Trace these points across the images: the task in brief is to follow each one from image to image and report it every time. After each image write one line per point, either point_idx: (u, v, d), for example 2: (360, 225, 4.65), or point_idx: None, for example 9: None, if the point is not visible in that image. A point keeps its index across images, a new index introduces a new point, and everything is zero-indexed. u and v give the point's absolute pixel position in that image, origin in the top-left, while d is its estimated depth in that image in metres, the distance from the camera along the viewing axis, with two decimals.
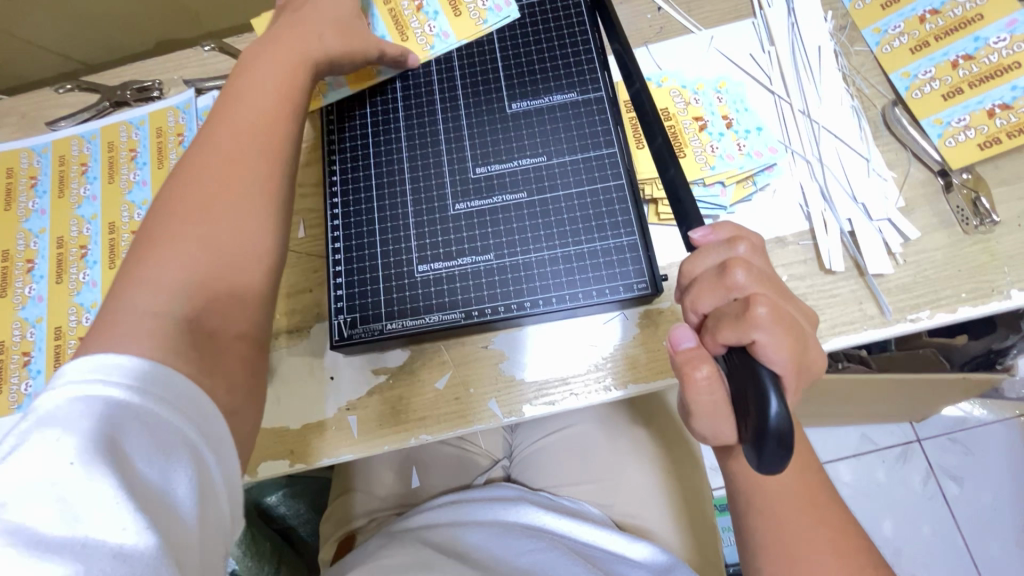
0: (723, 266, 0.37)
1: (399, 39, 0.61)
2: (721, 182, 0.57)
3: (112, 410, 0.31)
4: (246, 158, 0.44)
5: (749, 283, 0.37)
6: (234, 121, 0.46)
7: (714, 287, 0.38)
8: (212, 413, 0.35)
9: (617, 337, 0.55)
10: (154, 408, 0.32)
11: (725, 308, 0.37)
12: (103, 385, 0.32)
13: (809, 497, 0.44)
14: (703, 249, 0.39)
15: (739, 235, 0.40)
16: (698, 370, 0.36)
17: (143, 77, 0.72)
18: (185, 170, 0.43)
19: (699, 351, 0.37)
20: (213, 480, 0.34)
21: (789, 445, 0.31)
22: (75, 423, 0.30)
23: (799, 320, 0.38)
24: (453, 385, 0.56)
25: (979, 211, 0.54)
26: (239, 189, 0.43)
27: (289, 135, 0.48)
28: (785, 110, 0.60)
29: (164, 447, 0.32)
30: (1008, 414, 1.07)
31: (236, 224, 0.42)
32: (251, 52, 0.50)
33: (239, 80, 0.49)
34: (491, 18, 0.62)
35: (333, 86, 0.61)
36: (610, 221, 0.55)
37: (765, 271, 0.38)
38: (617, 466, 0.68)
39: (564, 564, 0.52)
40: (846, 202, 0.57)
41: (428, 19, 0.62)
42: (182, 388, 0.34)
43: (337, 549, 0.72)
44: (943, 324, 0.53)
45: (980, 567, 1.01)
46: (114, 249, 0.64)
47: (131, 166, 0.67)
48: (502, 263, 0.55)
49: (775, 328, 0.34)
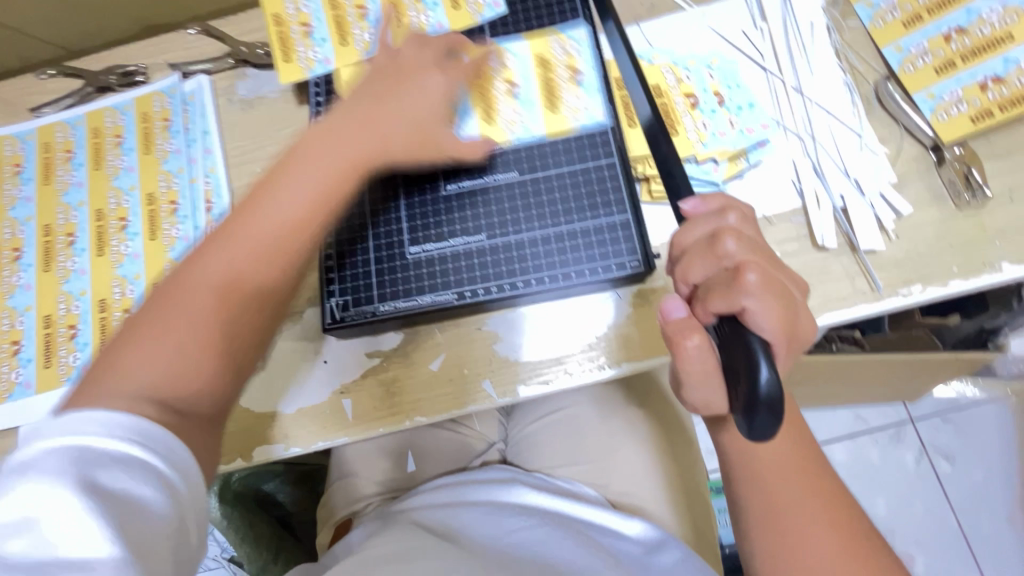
0: (714, 236, 0.37)
1: (480, 117, 0.58)
2: (714, 159, 0.57)
3: (77, 450, 0.33)
4: (270, 263, 0.44)
5: (741, 251, 0.36)
6: (275, 197, 0.45)
7: (704, 257, 0.38)
8: (174, 443, 0.37)
9: (610, 316, 0.55)
10: (129, 449, 0.34)
11: (715, 277, 0.37)
12: (70, 430, 0.34)
13: (802, 471, 0.45)
14: (691, 223, 0.39)
15: (730, 205, 0.39)
16: (687, 340, 0.36)
17: (127, 62, 0.71)
18: (213, 244, 0.44)
19: (689, 322, 0.37)
20: (185, 503, 0.36)
21: (778, 411, 0.31)
22: (45, 464, 0.33)
23: (789, 288, 0.38)
24: (448, 366, 0.56)
25: (971, 184, 0.54)
26: (250, 289, 0.43)
27: (316, 234, 0.46)
28: (777, 87, 0.60)
29: (128, 468, 0.34)
30: (999, 393, 1.08)
31: (239, 337, 0.43)
32: (316, 131, 0.49)
33: (289, 160, 0.47)
34: (583, 119, 0.57)
35: (322, 63, 0.64)
36: (602, 200, 0.55)
37: (756, 241, 0.38)
38: (613, 447, 0.68)
39: (557, 539, 0.53)
40: (838, 178, 0.57)
41: (516, 102, 0.59)
42: (155, 434, 0.36)
43: (333, 533, 0.72)
44: (935, 299, 0.53)
45: (971, 543, 1.02)
46: (102, 237, 0.63)
47: (117, 152, 0.66)
48: (494, 243, 0.55)
49: (764, 295, 0.34)
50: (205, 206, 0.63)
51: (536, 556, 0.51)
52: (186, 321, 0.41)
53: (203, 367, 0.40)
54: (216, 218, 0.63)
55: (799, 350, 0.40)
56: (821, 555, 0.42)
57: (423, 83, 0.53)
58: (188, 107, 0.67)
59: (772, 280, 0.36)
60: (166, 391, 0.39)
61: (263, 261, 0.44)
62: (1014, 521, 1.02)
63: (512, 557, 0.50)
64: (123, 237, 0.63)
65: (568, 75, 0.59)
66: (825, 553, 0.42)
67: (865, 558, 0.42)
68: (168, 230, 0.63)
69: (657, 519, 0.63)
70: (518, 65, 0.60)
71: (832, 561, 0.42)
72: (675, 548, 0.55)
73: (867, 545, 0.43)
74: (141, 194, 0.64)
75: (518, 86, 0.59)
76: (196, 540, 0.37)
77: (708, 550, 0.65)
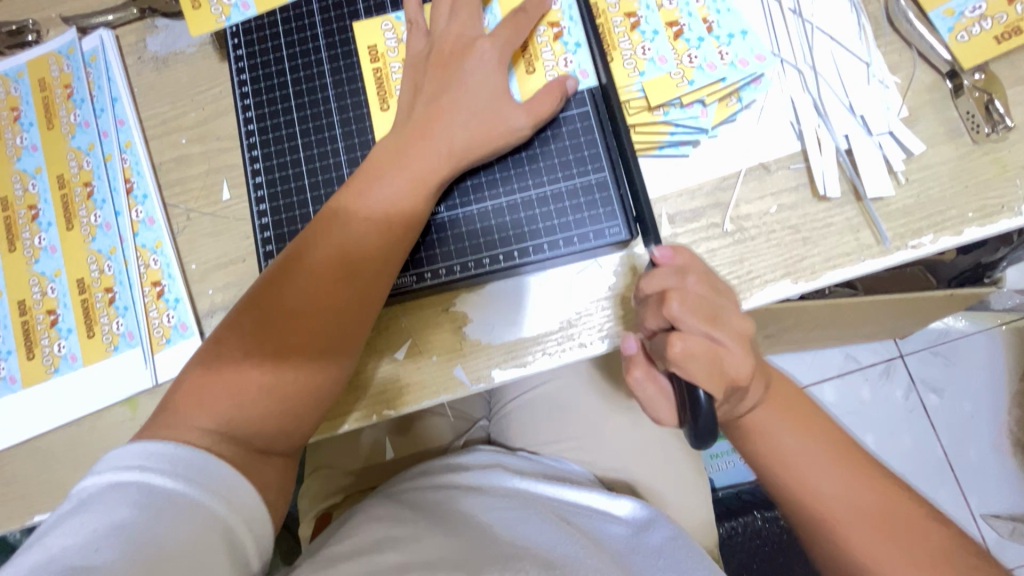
0: (661, 296, 0.40)
1: (525, 73, 0.50)
2: (701, 101, 0.49)
3: (140, 495, 0.35)
4: (341, 314, 0.44)
5: (682, 315, 0.38)
6: (340, 238, 0.45)
7: (652, 313, 0.40)
8: (235, 481, 0.39)
9: (591, 289, 0.50)
10: (183, 489, 0.36)
11: (660, 336, 0.40)
12: (140, 472, 0.36)
13: (805, 445, 0.42)
14: (652, 274, 0.41)
15: (692, 265, 0.41)
16: (634, 378, 0.43)
17: (13, 18, 0.60)
18: (281, 285, 0.44)
19: (638, 367, 0.42)
20: (243, 533, 0.38)
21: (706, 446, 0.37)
22: (111, 508, 0.35)
23: (736, 347, 0.38)
24: (414, 354, 0.51)
25: (992, 115, 0.47)
26: (317, 342, 0.43)
27: (389, 279, 0.46)
28: (772, 10, 0.52)
29: (182, 517, 0.35)
30: (991, 324, 1.05)
31: (301, 388, 0.43)
32: (384, 153, 0.47)
33: (355, 193, 0.46)
34: (650, 71, 0.50)
35: (239, 8, 0.55)
36: (575, 157, 0.49)
37: (707, 302, 0.39)
38: (601, 421, 0.64)
39: (537, 523, 0.48)
40: (842, 115, 0.50)
41: (565, 51, 0.50)
42: (216, 470, 0.38)
43: (314, 525, 0.69)
44: (946, 249, 0.48)
45: (957, 471, 1.02)
46: (11, 229, 0.56)
47: (15, 129, 0.57)
48: (453, 216, 0.50)
49: (687, 367, 0.37)
50: (124, 187, 0.55)
51: (517, 538, 0.46)
52: (254, 365, 0.42)
53: (276, 412, 0.42)
54: (138, 200, 0.55)
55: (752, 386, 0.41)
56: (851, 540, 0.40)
57: (481, 55, 0.48)
58: (91, 69, 0.58)
59: (706, 350, 0.37)
60: (245, 431, 0.42)
61: (331, 305, 0.44)
62: (1000, 448, 1.02)
63: (489, 537, 0.46)
64: (35, 228, 0.56)
65: (624, 23, 0.51)
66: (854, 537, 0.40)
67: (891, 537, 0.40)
68: (85, 217, 0.55)
69: (649, 491, 0.61)
70: (558, 3, 0.51)
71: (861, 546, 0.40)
72: (664, 529, 0.51)
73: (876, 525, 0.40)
74: (50, 176, 0.56)
75: (566, 31, 0.50)
76: (253, 567, 0.38)
77: (706, 514, 0.63)
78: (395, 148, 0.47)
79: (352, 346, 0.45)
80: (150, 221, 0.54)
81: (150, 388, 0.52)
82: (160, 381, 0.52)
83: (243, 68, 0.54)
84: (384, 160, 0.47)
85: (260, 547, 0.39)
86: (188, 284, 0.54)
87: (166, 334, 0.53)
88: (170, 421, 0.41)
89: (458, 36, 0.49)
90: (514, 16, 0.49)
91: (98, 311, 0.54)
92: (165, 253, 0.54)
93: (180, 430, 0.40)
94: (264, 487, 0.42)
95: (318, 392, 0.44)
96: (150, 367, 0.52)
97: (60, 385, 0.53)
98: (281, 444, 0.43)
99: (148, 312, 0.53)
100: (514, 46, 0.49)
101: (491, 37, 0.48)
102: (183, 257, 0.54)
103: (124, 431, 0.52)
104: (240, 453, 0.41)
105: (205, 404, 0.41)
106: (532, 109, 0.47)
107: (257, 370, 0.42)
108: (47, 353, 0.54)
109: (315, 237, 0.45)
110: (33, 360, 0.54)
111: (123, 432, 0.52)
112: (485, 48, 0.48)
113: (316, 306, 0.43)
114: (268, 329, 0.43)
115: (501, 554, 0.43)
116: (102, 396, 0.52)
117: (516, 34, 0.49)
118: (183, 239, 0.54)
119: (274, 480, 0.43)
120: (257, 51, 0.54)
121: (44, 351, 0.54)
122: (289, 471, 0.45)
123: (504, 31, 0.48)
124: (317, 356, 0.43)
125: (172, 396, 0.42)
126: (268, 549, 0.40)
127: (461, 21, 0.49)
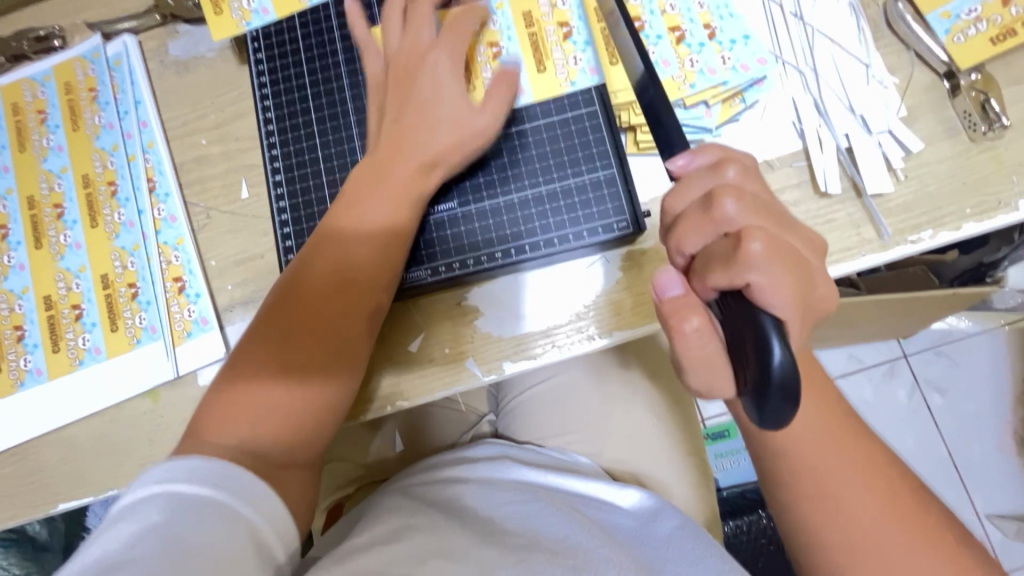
0: (709, 198, 0.34)
1: (536, 70, 0.52)
2: (705, 102, 0.51)
3: (171, 501, 0.36)
4: (347, 315, 0.46)
5: (741, 214, 0.34)
6: (341, 246, 0.47)
7: (701, 223, 0.35)
8: (258, 484, 0.40)
9: (600, 283, 0.51)
10: (211, 493, 0.37)
11: (714, 247, 0.34)
12: (170, 482, 0.38)
13: (824, 437, 0.42)
14: (687, 183, 0.37)
15: (728, 158, 0.37)
16: (686, 322, 0.34)
17: (41, 24, 0.63)
18: (286, 296, 0.46)
19: (688, 300, 0.34)
20: (268, 534, 0.39)
21: (785, 410, 0.30)
22: (144, 515, 0.36)
23: (804, 252, 0.35)
24: (428, 347, 0.52)
25: (989, 115, 0.48)
26: (327, 343, 0.45)
27: (392, 280, 0.48)
28: (774, 14, 0.53)
29: (213, 518, 0.36)
30: (993, 324, 1.06)
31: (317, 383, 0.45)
32: (400, 155, 0.49)
33: (372, 195, 0.48)
34: None
35: (259, 13, 0.57)
36: (583, 154, 0.51)
37: (760, 199, 0.35)
38: (607, 414, 0.66)
39: (548, 514, 0.49)
40: (842, 115, 0.51)
41: (503, 67, 0.52)
42: (241, 475, 0.39)
43: (326, 517, 0.71)
44: (945, 244, 0.49)
45: (962, 471, 1.02)
46: (37, 227, 0.58)
47: (42, 131, 0.60)
48: (466, 210, 0.52)
49: (770, 267, 0.31)
50: (146, 186, 0.57)
51: (529, 527, 0.47)
52: (268, 370, 0.44)
53: (298, 404, 0.44)
54: (160, 199, 0.57)
55: (816, 320, 0.37)
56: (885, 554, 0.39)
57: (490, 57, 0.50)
58: (115, 73, 0.60)
59: (779, 246, 0.33)
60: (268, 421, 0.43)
61: (337, 305, 0.46)
62: (1004, 448, 1.02)
63: (503, 529, 0.47)
64: (61, 225, 0.58)
65: None
66: (884, 539, 0.39)
67: (907, 525, 0.40)
68: (109, 215, 0.57)
69: (656, 484, 0.62)
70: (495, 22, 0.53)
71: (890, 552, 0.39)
72: (672, 517, 0.52)
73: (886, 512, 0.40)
74: (74, 176, 0.58)
75: (576, 31, 0.52)
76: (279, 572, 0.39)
77: (710, 506, 0.64)
78: (412, 148, 0.48)
79: (359, 345, 0.47)
80: (171, 219, 0.56)
81: (171, 379, 0.54)
82: (181, 372, 0.54)
83: (262, 71, 0.56)
84: (400, 159, 0.48)
85: (284, 542, 0.40)
86: (208, 279, 0.55)
87: (187, 327, 0.54)
88: (204, 433, 0.42)
89: (412, 48, 0.50)
90: None
91: (121, 305, 0.56)
92: (186, 250, 0.55)
93: (208, 443, 0.42)
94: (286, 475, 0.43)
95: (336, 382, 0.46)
96: (171, 359, 0.54)
97: (83, 376, 0.55)
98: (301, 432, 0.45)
99: (169, 306, 0.55)
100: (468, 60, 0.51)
101: None
102: (203, 253, 0.56)
103: (145, 422, 0.54)
104: (265, 444, 0.43)
105: (231, 411, 0.43)
106: None
107: (275, 371, 0.44)
108: (72, 346, 0.56)
109: (318, 251, 0.47)
110: (58, 353, 0.56)
111: (145, 423, 0.54)
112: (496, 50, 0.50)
113: (323, 308, 0.46)
114: (281, 330, 0.45)
115: (513, 545, 0.44)
116: (125, 387, 0.54)
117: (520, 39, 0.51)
118: (203, 236, 0.56)
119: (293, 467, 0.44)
120: (275, 54, 0.56)
121: (68, 344, 0.56)
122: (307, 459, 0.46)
123: None
124: (330, 355, 0.45)
125: (205, 405, 0.45)
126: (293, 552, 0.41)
127: (413, 35, 0.51)
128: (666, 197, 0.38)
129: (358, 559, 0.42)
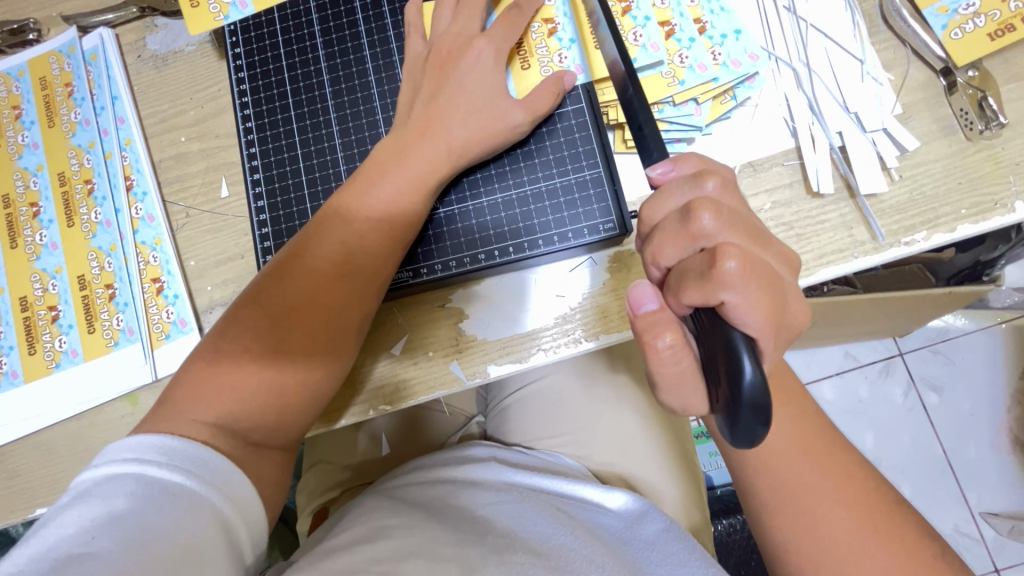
0: (687, 210, 0.33)
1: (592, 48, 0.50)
2: (694, 100, 0.50)
3: (137, 486, 0.35)
4: (332, 315, 0.44)
5: (716, 230, 0.32)
6: (326, 243, 0.45)
7: (677, 236, 0.34)
8: (230, 473, 0.39)
9: (586, 285, 0.50)
10: (184, 482, 0.36)
11: (690, 261, 0.33)
12: (139, 463, 0.36)
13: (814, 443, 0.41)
14: (666, 193, 0.36)
15: (709, 169, 0.36)
16: (660, 339, 0.33)
17: (15, 16, 0.61)
18: (269, 292, 0.44)
19: (662, 317, 0.33)
20: (237, 522, 0.38)
21: (758, 430, 0.29)
22: (109, 498, 0.35)
23: (778, 270, 0.34)
24: (411, 350, 0.51)
25: (985, 113, 0.47)
26: (310, 345, 0.44)
27: (381, 281, 0.46)
28: (767, 9, 0.52)
29: (179, 506, 0.35)
30: (990, 323, 1.05)
31: (295, 385, 0.43)
32: (382, 154, 0.47)
33: (351, 196, 0.46)
34: (642, 57, 0.49)
35: (236, 6, 0.55)
36: (570, 154, 0.50)
37: (741, 215, 0.34)
38: (596, 417, 0.65)
39: (532, 515, 0.48)
40: (835, 113, 0.50)
41: (560, 47, 0.50)
42: (213, 461, 0.38)
43: (313, 519, 0.70)
44: (940, 245, 0.48)
45: (957, 470, 1.02)
46: (13, 227, 0.56)
47: (17, 127, 0.58)
48: (450, 211, 0.50)
49: (746, 287, 0.30)
50: (123, 184, 0.56)
51: (509, 528, 0.46)
52: (245, 368, 0.43)
53: (274, 406, 0.43)
54: (137, 197, 0.55)
55: (790, 338, 0.36)
56: (871, 563, 0.38)
57: (473, 54, 0.48)
58: (91, 68, 0.58)
59: (755, 262, 0.31)
60: (243, 424, 0.42)
61: (324, 305, 0.44)
62: (999, 447, 1.01)
63: (484, 530, 0.46)
64: (37, 224, 0.56)
65: (616, 7, 0.51)
66: (871, 547, 0.38)
67: (894, 534, 0.39)
68: (85, 214, 0.56)
69: (645, 487, 0.61)
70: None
71: (877, 561, 0.38)
72: (657, 519, 0.51)
73: (875, 522, 0.39)
74: (50, 174, 0.57)
75: (634, 6, 0.51)
76: (247, 564, 0.38)
77: (700, 510, 0.63)
78: (393, 148, 0.47)
79: (343, 346, 0.45)
80: (149, 218, 0.55)
81: (150, 383, 0.52)
82: (159, 375, 0.53)
83: (241, 67, 0.55)
84: (382, 158, 0.47)
85: (254, 540, 0.39)
86: (187, 281, 0.54)
87: (165, 330, 0.53)
88: (171, 417, 0.41)
89: (443, 42, 0.49)
90: (508, 12, 0.49)
91: (98, 306, 0.54)
92: (164, 249, 0.54)
93: (180, 423, 0.40)
94: (261, 482, 0.42)
95: (314, 386, 0.44)
96: (149, 363, 0.53)
97: (61, 379, 0.54)
98: (279, 437, 0.44)
99: (147, 308, 0.54)
100: (508, 43, 0.49)
101: (487, 38, 0.49)
102: (182, 254, 0.54)
103: (123, 426, 0.52)
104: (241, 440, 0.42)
105: (206, 400, 0.41)
106: (527, 106, 0.47)
107: (248, 371, 0.43)
108: (49, 349, 0.55)
109: (306, 247, 0.46)
110: (34, 355, 0.55)
111: (122, 427, 0.52)
112: (480, 46, 0.48)
113: (307, 308, 0.44)
114: (261, 330, 0.44)
115: (494, 545, 0.43)
116: (102, 390, 0.53)
117: (510, 31, 0.49)
118: (182, 236, 0.55)
119: (270, 473, 0.43)
120: (254, 49, 0.55)
121: (45, 347, 0.55)
122: (286, 465, 0.45)
123: (498, 29, 0.49)
124: (311, 356, 0.44)
125: (174, 390, 0.43)
126: (262, 543, 0.40)
127: (461, 22, 0.50)
128: (643, 207, 0.37)
129: (335, 562, 0.42)
